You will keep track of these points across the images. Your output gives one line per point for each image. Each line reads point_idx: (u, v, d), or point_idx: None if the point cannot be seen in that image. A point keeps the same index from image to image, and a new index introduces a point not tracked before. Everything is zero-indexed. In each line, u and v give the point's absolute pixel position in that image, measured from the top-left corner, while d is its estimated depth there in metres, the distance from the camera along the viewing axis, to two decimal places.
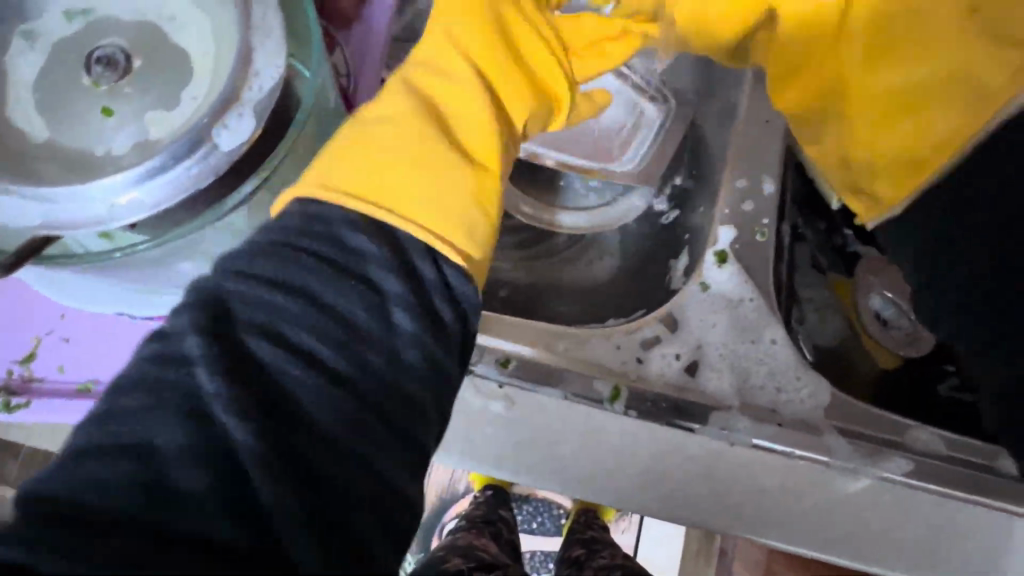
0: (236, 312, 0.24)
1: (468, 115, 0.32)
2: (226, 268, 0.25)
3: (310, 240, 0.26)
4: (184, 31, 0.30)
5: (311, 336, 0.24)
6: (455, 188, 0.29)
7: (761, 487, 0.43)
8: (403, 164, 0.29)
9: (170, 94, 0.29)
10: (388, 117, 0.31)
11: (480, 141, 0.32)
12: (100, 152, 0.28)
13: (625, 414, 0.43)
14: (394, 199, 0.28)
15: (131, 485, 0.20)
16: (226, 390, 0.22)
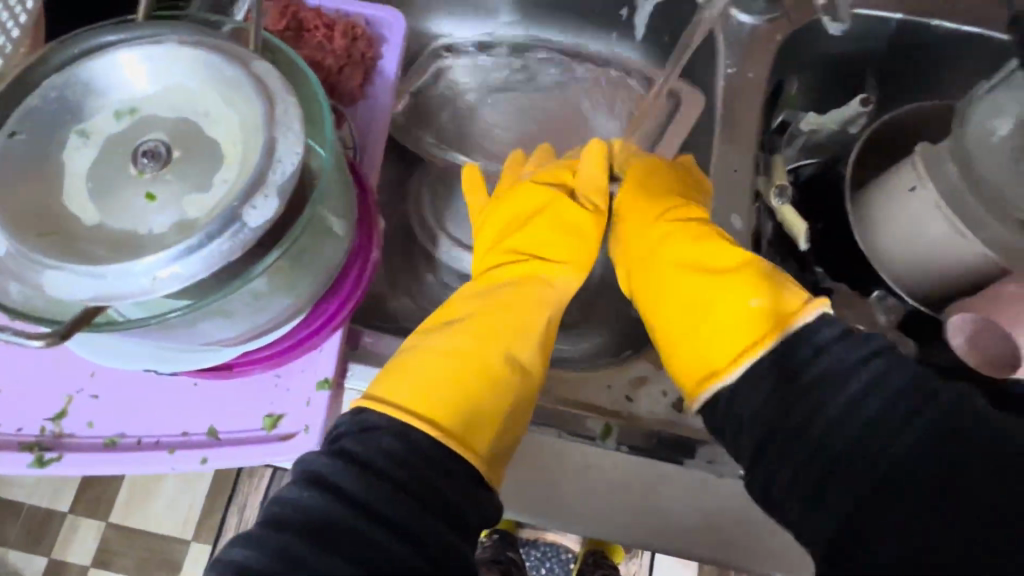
0: (353, 457, 0.38)
1: (511, 402, 0.46)
2: (332, 466, 0.37)
3: (394, 441, 0.39)
4: (217, 124, 0.35)
5: (395, 470, 0.38)
6: (481, 400, 0.45)
7: (752, 517, 0.46)
8: (464, 370, 0.46)
9: (205, 179, 0.33)
10: (464, 334, 0.48)
11: (513, 407, 0.45)
12: (144, 232, 0.32)
13: (618, 449, 0.45)
14: (456, 432, 0.42)
15: (288, 554, 0.33)
16: (344, 504, 0.35)
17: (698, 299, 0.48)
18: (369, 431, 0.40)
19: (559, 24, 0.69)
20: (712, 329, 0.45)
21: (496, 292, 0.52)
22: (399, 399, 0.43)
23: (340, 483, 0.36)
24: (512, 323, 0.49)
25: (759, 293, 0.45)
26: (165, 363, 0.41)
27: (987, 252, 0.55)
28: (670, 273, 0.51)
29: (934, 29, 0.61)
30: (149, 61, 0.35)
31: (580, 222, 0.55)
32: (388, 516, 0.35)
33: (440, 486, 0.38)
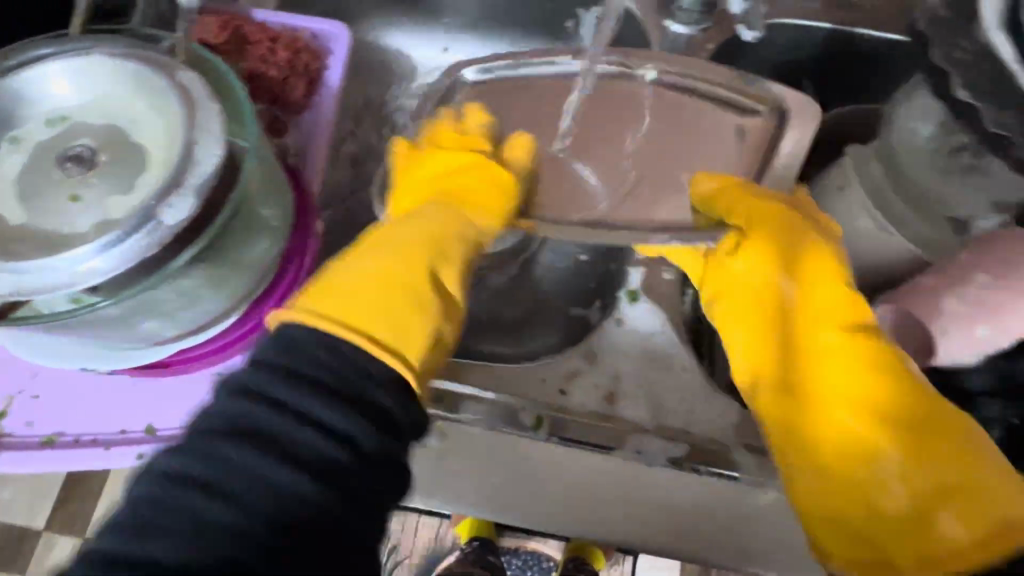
0: (266, 397, 0.32)
1: (447, 318, 0.39)
2: (252, 412, 0.31)
3: (325, 379, 0.33)
4: (142, 129, 0.37)
5: (316, 412, 0.32)
6: (419, 311, 0.38)
7: (672, 502, 0.48)
8: (393, 288, 0.38)
9: (128, 180, 0.35)
10: (392, 246, 0.40)
11: (449, 323, 0.39)
12: (66, 230, 0.34)
13: (550, 441, 0.46)
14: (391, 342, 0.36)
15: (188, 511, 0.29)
16: (254, 454, 0.30)
17: (901, 427, 0.37)
18: (286, 363, 0.33)
19: (507, 35, 0.72)
20: (925, 482, 0.36)
21: (427, 210, 0.43)
22: (329, 312, 0.35)
23: (263, 430, 0.31)
24: (443, 245, 0.41)
25: (952, 442, 0.36)
26: (103, 361, 0.42)
27: (911, 247, 0.58)
28: (813, 403, 0.40)
29: (858, 36, 0.64)
30: (79, 71, 0.37)
31: (485, 180, 0.45)
32: (316, 469, 0.31)
33: (377, 436, 0.32)
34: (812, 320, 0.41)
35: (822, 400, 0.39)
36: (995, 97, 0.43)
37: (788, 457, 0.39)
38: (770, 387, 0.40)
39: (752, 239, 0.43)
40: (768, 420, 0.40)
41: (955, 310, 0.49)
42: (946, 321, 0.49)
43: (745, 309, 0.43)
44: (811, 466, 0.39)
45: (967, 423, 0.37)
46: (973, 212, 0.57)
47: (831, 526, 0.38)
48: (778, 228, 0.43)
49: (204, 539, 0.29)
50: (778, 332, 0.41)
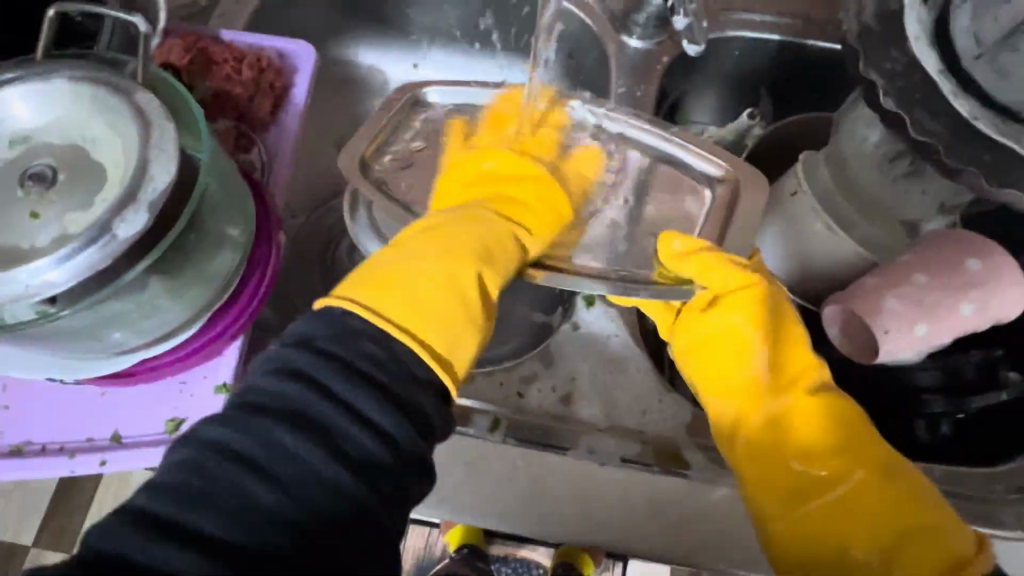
0: (306, 406, 0.31)
1: (485, 315, 0.41)
2: (296, 400, 0.32)
3: (377, 374, 0.33)
4: (101, 147, 0.38)
5: (351, 428, 0.31)
6: (461, 308, 0.39)
7: (630, 503, 0.49)
8: (445, 283, 0.39)
9: (86, 197, 0.37)
10: (442, 241, 0.42)
11: (484, 316, 0.40)
12: (26, 244, 0.35)
13: (505, 442, 0.48)
14: (431, 335, 0.37)
15: (204, 512, 0.28)
16: (280, 465, 0.30)
17: (858, 485, 0.39)
18: (324, 379, 0.32)
19: (475, 50, 0.74)
20: (879, 539, 0.38)
21: (469, 211, 0.45)
22: (380, 303, 0.37)
23: (307, 419, 0.31)
24: (492, 238, 0.43)
25: (907, 503, 0.39)
26: (68, 370, 0.44)
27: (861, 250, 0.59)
28: (787, 457, 0.41)
29: (809, 48, 0.66)
30: (40, 94, 0.39)
31: (543, 184, 0.48)
32: (356, 463, 0.31)
33: (413, 432, 0.33)
34: (785, 378, 0.43)
35: (791, 459, 0.41)
36: (920, 106, 0.46)
37: (761, 502, 0.41)
38: (745, 437, 0.43)
39: (730, 298, 0.44)
40: (743, 467, 0.43)
41: (893, 308, 0.50)
42: (885, 318, 0.50)
43: (724, 367, 0.45)
44: (786, 517, 0.40)
45: (917, 481, 0.40)
46: (920, 215, 0.59)
47: (796, 574, 0.40)
48: (756, 294, 0.44)
49: (241, 524, 0.28)
50: (755, 387, 0.43)
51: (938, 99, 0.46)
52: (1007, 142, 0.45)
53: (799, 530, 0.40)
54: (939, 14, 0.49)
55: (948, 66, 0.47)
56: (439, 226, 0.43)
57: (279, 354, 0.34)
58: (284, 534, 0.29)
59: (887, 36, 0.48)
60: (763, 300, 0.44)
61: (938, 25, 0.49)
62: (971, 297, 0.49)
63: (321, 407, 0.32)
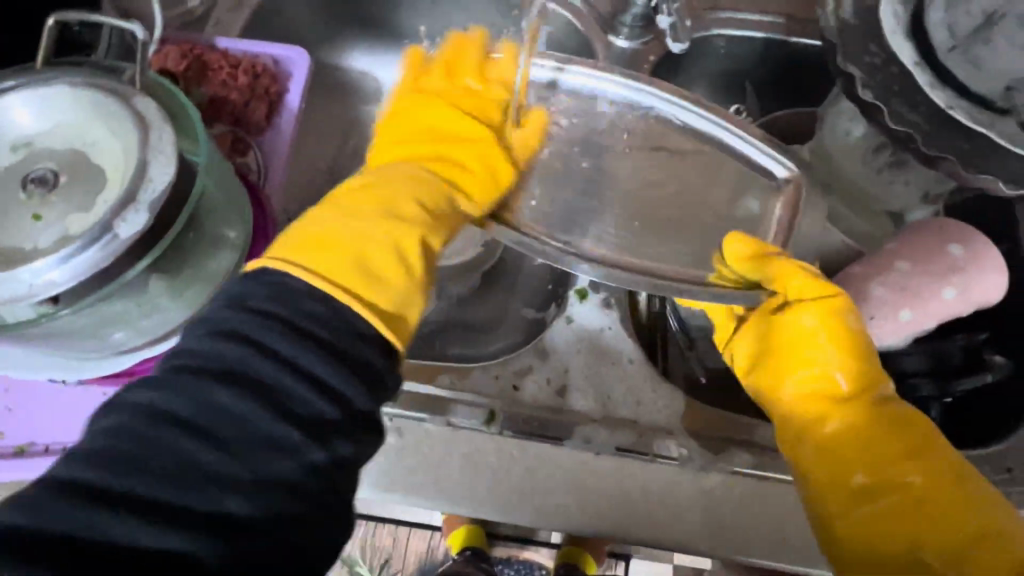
0: (236, 362, 0.31)
1: (426, 257, 0.41)
2: (244, 364, 0.31)
3: (321, 332, 0.33)
4: (100, 151, 0.39)
5: (286, 382, 0.31)
6: (394, 251, 0.39)
7: (627, 492, 0.50)
8: (375, 226, 0.40)
9: (87, 199, 0.38)
10: (377, 191, 0.42)
11: (419, 259, 0.40)
12: (28, 245, 0.36)
13: (501, 433, 0.50)
14: (360, 280, 0.37)
15: (134, 474, 0.28)
16: (211, 421, 0.30)
17: (928, 493, 0.39)
18: (257, 336, 0.32)
19: None
20: (952, 548, 0.37)
21: (403, 163, 0.46)
22: (304, 257, 0.37)
23: (258, 385, 0.31)
24: (425, 184, 0.44)
25: (978, 512, 0.38)
26: (71, 371, 0.45)
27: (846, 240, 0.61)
28: (855, 459, 0.41)
29: (793, 45, 0.68)
30: (40, 100, 0.40)
31: (488, 150, 0.49)
32: (309, 425, 0.31)
33: (361, 388, 0.33)
34: (858, 385, 0.43)
35: (860, 464, 0.41)
36: (897, 97, 0.47)
37: (823, 501, 0.41)
38: (813, 438, 0.42)
39: (808, 303, 0.44)
40: (811, 469, 0.42)
41: (881, 296, 0.51)
42: (873, 306, 0.51)
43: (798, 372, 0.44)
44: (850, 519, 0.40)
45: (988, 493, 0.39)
46: (905, 204, 0.60)
47: None
48: (829, 300, 0.44)
49: (194, 491, 0.28)
50: (826, 392, 0.43)
51: (914, 90, 0.47)
52: (981, 130, 0.46)
53: (864, 533, 0.39)
54: (914, 8, 0.50)
55: (924, 57, 0.49)
56: (371, 178, 0.44)
57: (207, 316, 0.34)
58: (244, 497, 0.29)
59: (865, 30, 0.50)
60: (834, 303, 0.44)
61: (914, 18, 0.50)
62: (953, 282, 0.50)
63: (254, 363, 0.31)
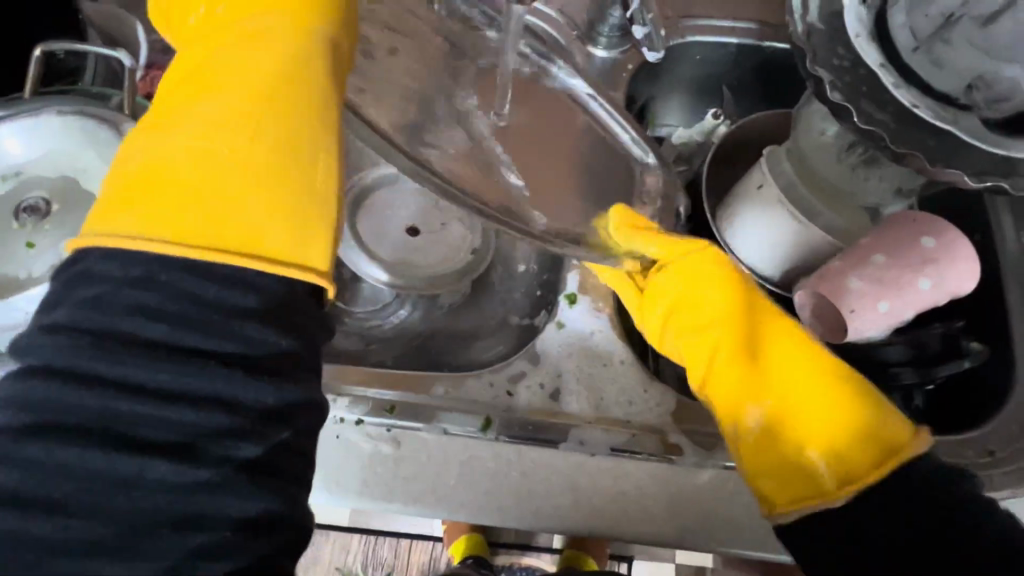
0: (125, 405, 0.31)
1: (293, 170, 0.40)
2: (82, 403, 0.30)
3: (162, 325, 0.32)
4: (89, 179, 0.41)
5: (187, 410, 0.31)
6: (251, 183, 0.39)
7: (621, 491, 0.51)
8: (221, 165, 0.39)
9: (80, 225, 0.39)
10: (211, 122, 0.40)
11: (280, 176, 0.40)
12: (22, 274, 0.38)
13: (498, 439, 0.51)
14: (222, 223, 0.37)
15: (71, 537, 0.29)
16: (129, 472, 0.30)
17: (801, 390, 0.46)
18: (130, 378, 0.31)
19: None
20: (827, 429, 0.44)
21: (231, 78, 0.42)
22: (149, 217, 0.36)
23: (108, 417, 0.30)
24: (264, 95, 0.42)
25: (842, 395, 0.45)
26: None
27: (827, 237, 0.60)
28: (752, 391, 0.47)
29: (766, 49, 0.69)
30: (22, 126, 0.40)
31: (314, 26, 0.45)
32: (179, 448, 0.31)
33: (290, 394, 0.34)
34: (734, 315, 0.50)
35: (750, 382, 0.47)
36: (866, 97, 0.49)
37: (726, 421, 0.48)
38: (722, 380, 0.48)
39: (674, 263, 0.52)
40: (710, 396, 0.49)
41: (860, 288, 0.53)
42: (851, 299, 0.53)
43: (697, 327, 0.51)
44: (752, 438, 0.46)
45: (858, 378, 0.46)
46: (880, 198, 0.62)
47: (762, 479, 0.45)
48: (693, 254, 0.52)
49: (139, 539, 0.30)
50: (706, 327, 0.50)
51: (882, 90, 0.49)
52: (947, 127, 0.48)
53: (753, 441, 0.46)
54: (878, 12, 0.52)
55: (890, 58, 0.51)
56: (196, 108, 0.41)
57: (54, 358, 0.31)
58: (140, 548, 0.29)
59: (832, 35, 0.52)
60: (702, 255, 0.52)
61: (879, 22, 0.52)
62: (927, 272, 0.52)
63: (141, 401, 0.31)
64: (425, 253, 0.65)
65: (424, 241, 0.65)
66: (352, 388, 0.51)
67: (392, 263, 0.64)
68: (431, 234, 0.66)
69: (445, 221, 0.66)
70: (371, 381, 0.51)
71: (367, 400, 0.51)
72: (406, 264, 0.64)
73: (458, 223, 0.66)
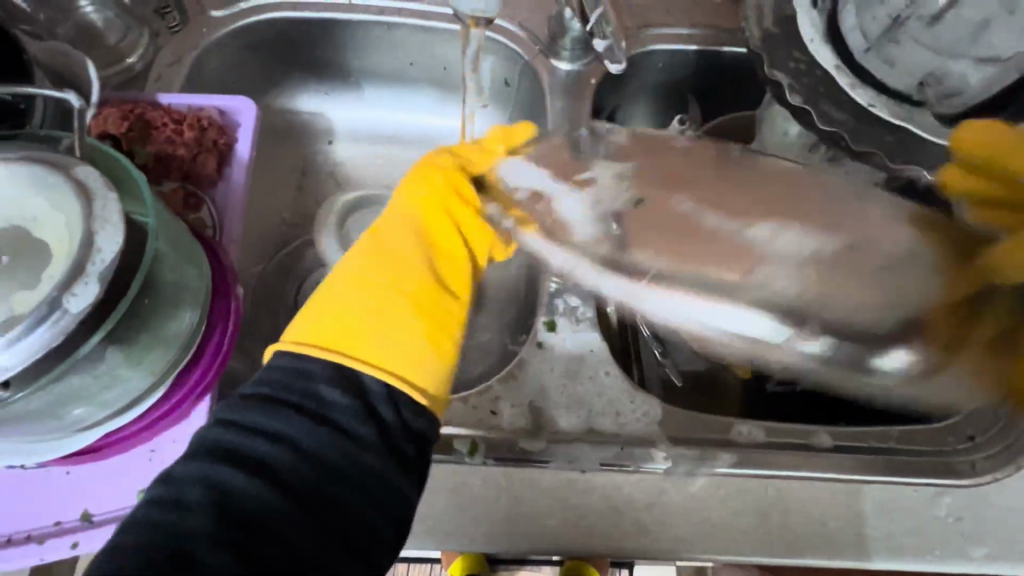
0: (235, 438, 0.35)
1: (419, 313, 0.45)
2: (204, 431, 0.36)
3: (265, 387, 0.38)
4: (40, 225, 0.38)
5: (269, 445, 0.35)
6: (395, 318, 0.44)
7: (615, 504, 0.50)
8: (375, 304, 0.44)
9: (30, 276, 0.37)
10: (365, 264, 0.47)
11: (411, 307, 0.45)
12: None
13: (485, 463, 0.50)
14: (364, 349, 0.42)
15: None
16: (183, 492, 0.33)
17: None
18: (244, 419, 0.36)
19: (415, 86, 0.76)
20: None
21: (390, 234, 0.50)
22: (314, 340, 0.42)
23: (212, 446, 0.35)
24: (407, 249, 0.49)
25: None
26: (34, 451, 0.44)
27: None
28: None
29: (724, 55, 0.71)
30: None
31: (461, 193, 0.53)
32: (253, 466, 0.34)
33: (348, 448, 0.36)
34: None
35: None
36: (824, 98, 0.50)
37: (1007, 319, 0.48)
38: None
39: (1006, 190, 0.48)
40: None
41: None
42: None
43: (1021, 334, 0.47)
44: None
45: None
46: None
47: None
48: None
49: None
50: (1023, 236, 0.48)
51: (838, 91, 0.50)
52: (902, 124, 0.49)
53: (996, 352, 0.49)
54: (829, 14, 0.54)
55: (844, 60, 0.52)
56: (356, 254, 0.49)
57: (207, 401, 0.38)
58: None
59: (787, 38, 0.53)
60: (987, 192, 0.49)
61: (830, 26, 0.53)
62: None
63: (244, 437, 0.35)
64: None
65: None
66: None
67: None
68: None
69: None
70: None
71: None
72: None
73: None
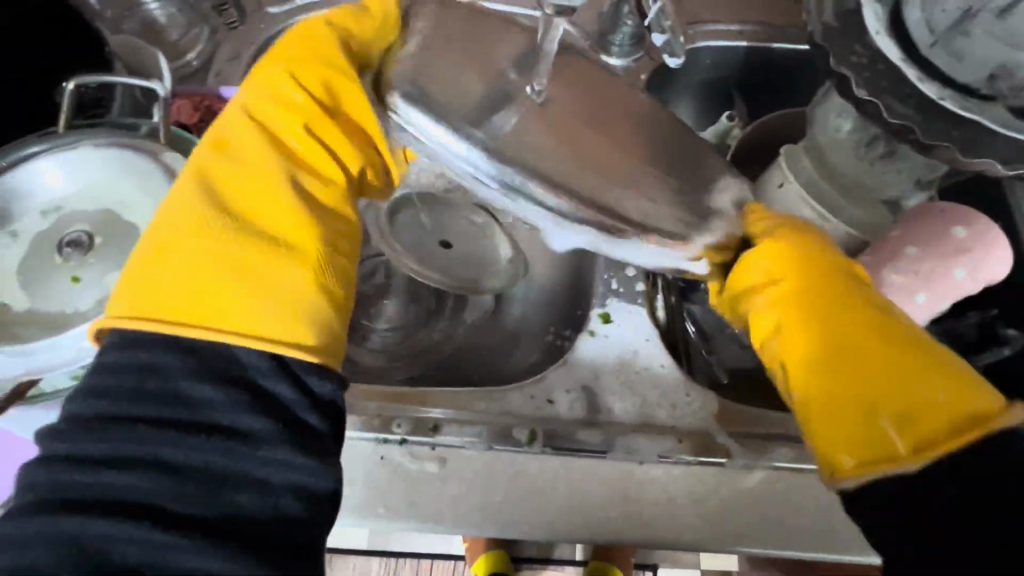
0: (89, 474, 0.31)
1: (291, 261, 0.39)
2: (36, 480, 0.31)
3: (107, 401, 0.32)
4: (131, 209, 0.41)
5: (136, 470, 0.31)
6: (257, 271, 0.38)
7: (672, 495, 0.50)
8: (222, 257, 0.38)
9: (123, 257, 0.40)
10: (208, 201, 0.40)
11: (275, 257, 0.39)
12: (70, 309, 0.38)
13: (543, 452, 0.50)
14: (226, 315, 0.36)
15: None
16: (57, 546, 0.29)
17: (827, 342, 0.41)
18: (90, 451, 0.31)
19: None
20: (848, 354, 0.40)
21: (238, 163, 0.42)
22: (151, 313, 0.35)
23: (70, 487, 0.30)
24: (261, 181, 0.41)
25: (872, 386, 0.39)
26: None
27: (850, 231, 0.61)
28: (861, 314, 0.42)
29: (775, 51, 0.70)
30: (70, 165, 0.42)
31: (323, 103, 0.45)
32: (124, 501, 0.30)
33: (236, 449, 0.32)
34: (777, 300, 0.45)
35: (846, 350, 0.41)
36: (888, 93, 0.49)
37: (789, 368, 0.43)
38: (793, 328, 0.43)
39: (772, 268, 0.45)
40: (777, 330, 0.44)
41: (896, 282, 0.53)
42: (889, 292, 0.53)
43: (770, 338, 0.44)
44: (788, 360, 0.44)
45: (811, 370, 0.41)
46: (900, 192, 0.62)
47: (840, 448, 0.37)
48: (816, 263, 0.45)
49: None
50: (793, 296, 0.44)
51: (904, 84, 0.49)
52: (971, 116, 0.48)
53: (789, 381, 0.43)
54: (892, 6, 0.53)
55: (908, 53, 0.51)
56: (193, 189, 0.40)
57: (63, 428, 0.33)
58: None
59: (847, 32, 0.52)
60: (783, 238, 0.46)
61: (895, 19, 0.53)
62: (962, 262, 0.52)
63: (104, 468, 0.31)
64: (467, 270, 0.68)
65: (463, 255, 0.69)
66: (372, 403, 0.51)
67: (435, 276, 0.67)
68: (468, 253, 0.69)
69: (470, 237, 0.70)
70: (416, 402, 0.51)
71: (411, 418, 0.51)
72: (449, 276, 0.68)
73: (484, 237, 0.70)
